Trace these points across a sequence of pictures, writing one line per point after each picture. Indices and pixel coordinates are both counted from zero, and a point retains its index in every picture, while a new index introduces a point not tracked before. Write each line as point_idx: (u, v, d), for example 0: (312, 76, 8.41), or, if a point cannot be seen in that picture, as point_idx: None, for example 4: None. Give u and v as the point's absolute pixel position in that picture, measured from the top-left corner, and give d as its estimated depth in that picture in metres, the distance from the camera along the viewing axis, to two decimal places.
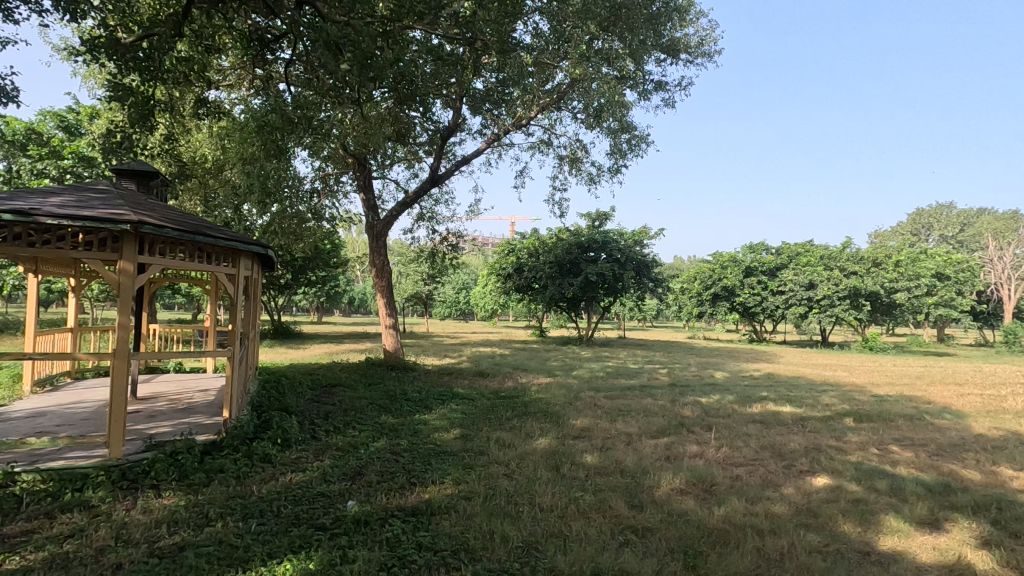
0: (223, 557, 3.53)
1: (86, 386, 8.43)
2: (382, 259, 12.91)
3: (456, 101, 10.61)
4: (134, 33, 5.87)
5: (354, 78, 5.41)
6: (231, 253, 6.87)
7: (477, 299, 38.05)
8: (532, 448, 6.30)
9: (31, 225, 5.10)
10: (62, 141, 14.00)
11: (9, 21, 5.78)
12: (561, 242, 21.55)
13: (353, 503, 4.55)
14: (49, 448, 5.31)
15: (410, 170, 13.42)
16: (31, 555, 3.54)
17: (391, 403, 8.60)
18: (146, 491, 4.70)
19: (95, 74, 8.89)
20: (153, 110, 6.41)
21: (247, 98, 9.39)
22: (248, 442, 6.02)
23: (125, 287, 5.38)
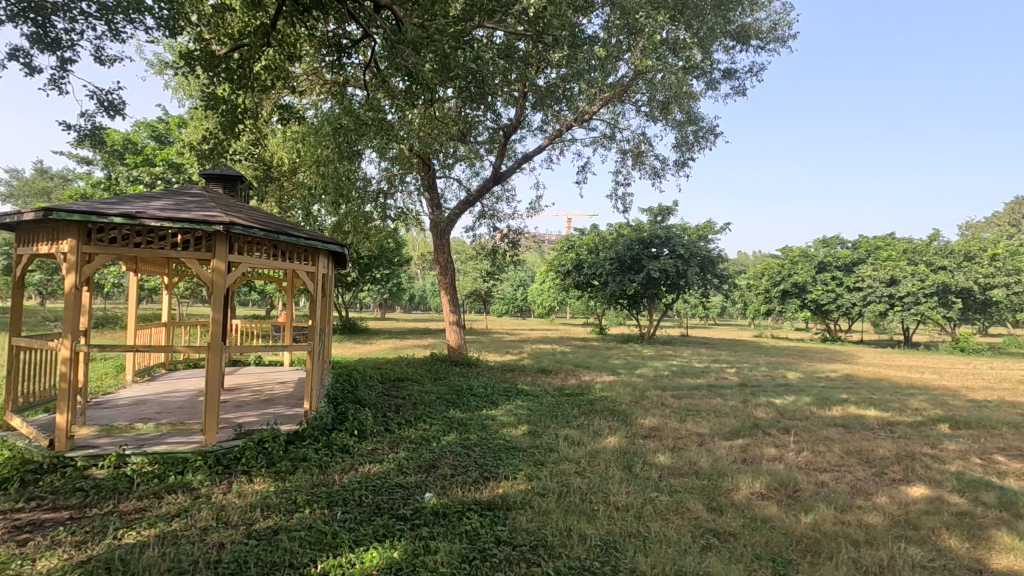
0: (314, 542, 3.70)
1: (179, 377, 9.09)
2: (446, 257, 13.17)
3: (519, 99, 10.66)
4: (226, 45, 6.22)
5: (433, 79, 5.45)
6: (309, 251, 7.20)
7: (535, 296, 38.07)
8: (602, 447, 6.23)
9: (136, 227, 5.52)
10: (154, 149, 15.16)
11: (117, 39, 6.28)
12: (621, 238, 21.20)
13: (431, 495, 4.66)
14: (152, 433, 5.76)
15: (472, 169, 13.58)
16: (145, 531, 3.84)
17: (458, 398, 8.74)
18: (239, 476, 4.99)
19: (186, 86, 9.57)
20: (240, 118, 6.79)
21: (321, 103, 9.79)
22: (327, 432, 6.31)
23: (217, 285, 5.74)
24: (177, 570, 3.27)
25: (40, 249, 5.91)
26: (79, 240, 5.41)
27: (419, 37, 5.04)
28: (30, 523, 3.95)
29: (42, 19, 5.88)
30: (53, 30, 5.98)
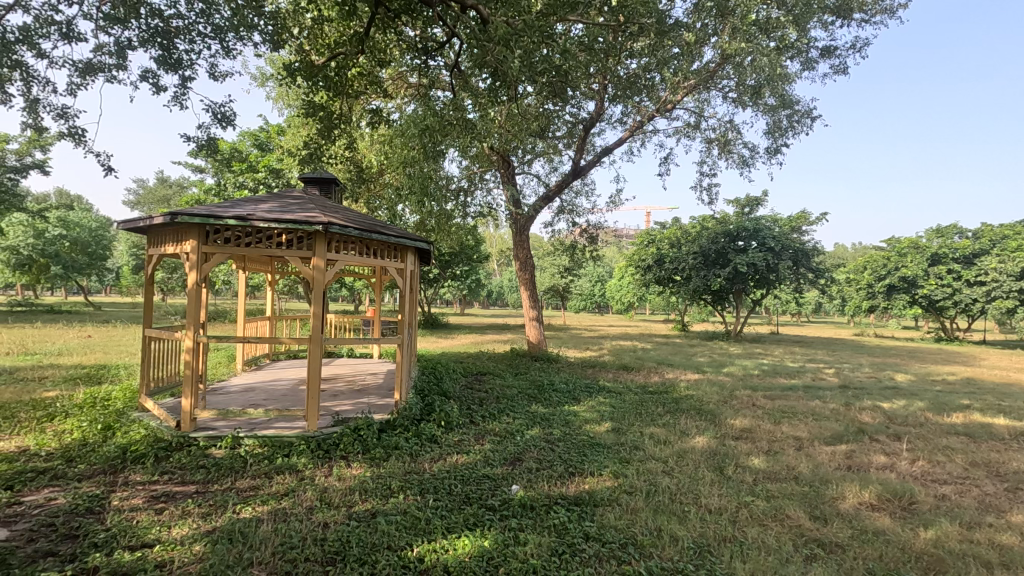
0: (410, 526, 3.86)
1: (282, 366, 9.82)
2: (525, 252, 13.27)
3: (599, 91, 10.50)
4: (323, 54, 6.58)
5: (523, 75, 5.41)
6: (398, 249, 7.50)
7: (613, 292, 37.44)
8: (690, 447, 6.03)
9: (245, 228, 5.99)
10: (257, 156, 16.40)
11: (229, 56, 6.84)
12: (705, 231, 20.34)
13: (517, 487, 4.71)
14: (261, 418, 6.26)
15: (550, 164, 13.54)
16: (259, 507, 4.18)
17: (539, 394, 8.78)
18: (338, 461, 5.31)
19: (285, 96, 10.28)
20: (335, 123, 7.19)
21: (406, 105, 10.14)
22: (416, 423, 6.57)
23: (318, 281, 6.13)
24: (288, 545, 3.53)
25: (167, 250, 6.58)
26: (199, 241, 5.96)
27: (507, 33, 5.02)
28: (164, 494, 4.42)
29: (168, 43, 6.52)
30: (176, 52, 6.61)
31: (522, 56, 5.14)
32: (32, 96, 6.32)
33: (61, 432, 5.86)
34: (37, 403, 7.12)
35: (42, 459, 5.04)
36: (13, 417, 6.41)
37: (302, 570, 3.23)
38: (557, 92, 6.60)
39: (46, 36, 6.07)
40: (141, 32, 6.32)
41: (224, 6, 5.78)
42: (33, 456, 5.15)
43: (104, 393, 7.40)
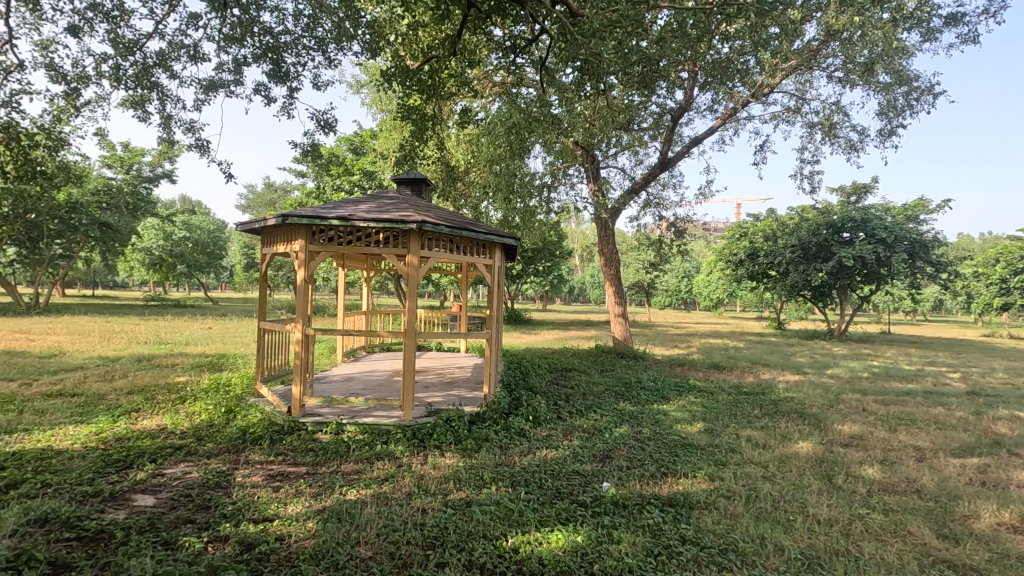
0: (503, 517, 3.94)
1: (378, 358, 10.35)
2: (610, 247, 13.07)
3: (689, 79, 10.10)
4: (416, 58, 6.82)
5: (618, 68, 5.26)
6: (486, 246, 7.65)
7: (701, 288, 36.01)
8: (793, 452, 5.66)
9: (346, 227, 6.36)
10: (352, 160, 17.38)
11: (331, 66, 7.27)
12: (805, 223, 19.01)
13: (609, 485, 4.66)
14: (361, 406, 6.65)
15: (636, 157, 13.22)
16: (362, 490, 4.44)
17: (627, 391, 8.63)
18: (432, 450, 5.52)
19: (380, 101, 10.82)
20: (427, 125, 7.42)
21: (492, 104, 10.31)
22: (505, 416, 6.69)
23: (412, 277, 6.38)
24: (391, 527, 3.72)
25: (278, 249, 7.12)
26: (307, 240, 6.41)
27: (600, 25, 4.91)
28: (279, 474, 4.81)
29: (278, 57, 7.04)
30: (285, 65, 7.13)
31: (615, 48, 5.00)
32: (166, 113, 7.07)
33: (192, 413, 6.56)
34: (172, 386, 8.01)
35: (178, 437, 5.67)
36: (152, 398, 7.26)
37: (405, 553, 3.39)
38: (649, 84, 6.43)
39: (177, 59, 6.77)
40: (255, 48, 6.87)
41: (327, 18, 6.15)
42: (170, 434, 5.80)
43: (225, 380, 8.18)
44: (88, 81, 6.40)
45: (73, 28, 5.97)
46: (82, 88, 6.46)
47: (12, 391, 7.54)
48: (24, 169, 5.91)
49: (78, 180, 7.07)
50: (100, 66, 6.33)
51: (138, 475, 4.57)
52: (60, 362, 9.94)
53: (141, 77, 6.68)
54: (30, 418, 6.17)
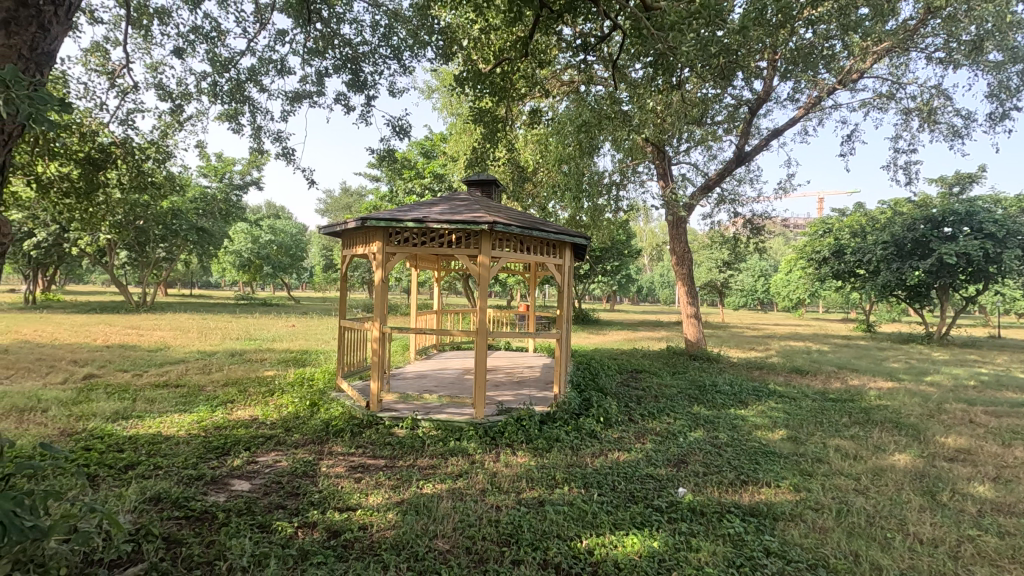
0: (577, 518, 3.92)
1: (448, 357, 10.61)
2: (683, 246, 12.67)
3: (768, 69, 9.61)
4: (488, 61, 6.91)
5: (697, 61, 5.07)
6: (555, 246, 7.64)
7: (780, 288, 34.19)
8: (889, 465, 5.26)
9: (421, 229, 6.55)
10: (423, 163, 17.88)
11: (405, 73, 7.51)
12: (899, 217, 17.59)
13: (685, 490, 4.53)
14: (434, 402, 6.84)
15: (709, 152, 12.76)
16: (438, 485, 4.55)
17: (701, 394, 8.35)
18: (504, 448, 5.58)
19: (451, 105, 11.09)
20: (497, 127, 7.50)
21: (560, 103, 10.28)
22: (575, 417, 6.67)
23: (484, 277, 6.48)
24: (467, 522, 3.80)
25: (357, 251, 7.44)
26: (384, 242, 6.68)
27: (679, 18, 4.75)
28: (360, 465, 5.03)
29: (357, 67, 7.36)
30: (363, 74, 7.44)
31: (694, 41, 4.83)
32: (256, 124, 7.57)
33: (280, 405, 7.00)
34: (261, 380, 8.58)
35: (268, 427, 6.07)
36: (245, 390, 7.82)
37: (481, 548, 3.45)
38: (728, 76, 6.18)
39: (266, 73, 7.24)
40: (336, 60, 7.23)
41: (402, 28, 6.37)
42: (262, 424, 6.23)
43: (309, 375, 8.67)
44: (190, 98, 6.97)
45: (178, 50, 6.53)
46: (185, 105, 7.05)
47: (126, 381, 8.35)
48: (138, 180, 6.53)
49: (182, 189, 7.71)
50: (200, 84, 6.87)
51: (235, 462, 4.93)
52: (166, 356, 10.90)
53: (235, 92, 7.19)
54: (142, 406, 6.81)
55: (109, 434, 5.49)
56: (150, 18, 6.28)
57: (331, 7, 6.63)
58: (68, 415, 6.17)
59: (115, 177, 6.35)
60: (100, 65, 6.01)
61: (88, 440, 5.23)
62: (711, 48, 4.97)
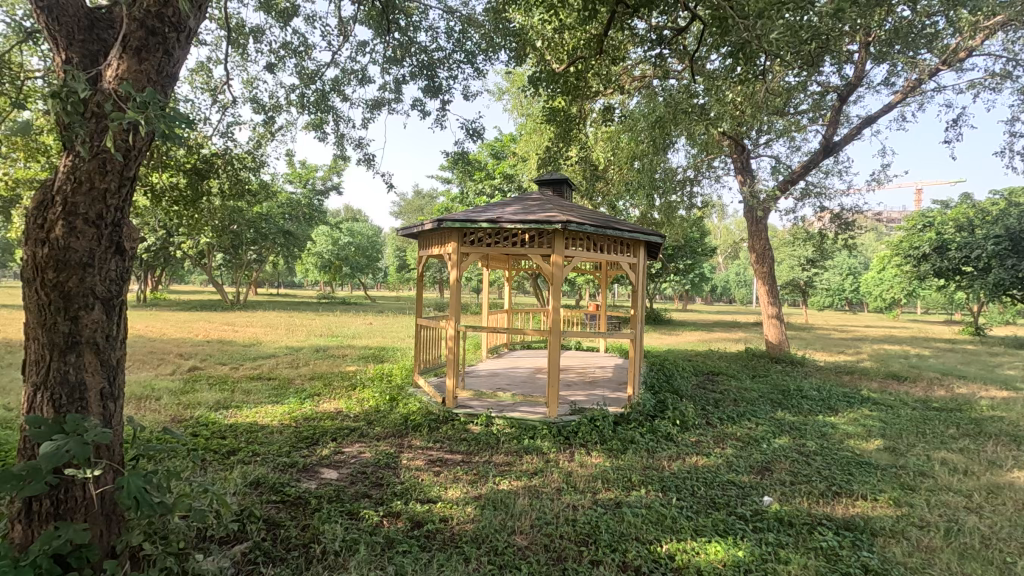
0: (656, 521, 3.85)
1: (519, 355, 10.72)
2: (763, 243, 12.06)
3: (860, 53, 8.96)
4: (562, 61, 6.89)
5: (787, 48, 4.79)
6: (629, 244, 7.52)
7: (872, 287, 31.78)
8: (1007, 483, 4.76)
9: (495, 229, 6.66)
10: (494, 164, 18.11)
11: (478, 76, 7.64)
12: (1015, 209, 15.85)
13: (770, 499, 4.32)
14: (508, 400, 6.93)
15: (793, 143, 12.08)
16: (513, 482, 4.61)
17: (785, 399, 7.93)
18: (579, 448, 5.57)
19: (523, 106, 11.17)
20: (569, 125, 7.46)
21: (632, 99, 10.10)
22: (650, 419, 6.53)
23: (557, 276, 6.49)
24: (544, 520, 3.82)
25: (433, 251, 7.66)
26: (459, 243, 6.84)
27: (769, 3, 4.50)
28: (438, 459, 5.18)
29: (432, 73, 7.57)
30: (438, 79, 7.64)
31: (784, 27, 4.57)
32: (339, 132, 7.95)
33: (361, 399, 7.35)
34: (344, 374, 9.05)
35: (351, 420, 6.39)
36: (330, 384, 8.28)
37: (559, 546, 3.47)
38: (817, 62, 5.82)
39: (348, 83, 7.61)
40: (413, 67, 7.48)
41: (477, 32, 6.48)
42: (346, 417, 6.57)
43: (387, 370, 9.04)
44: (281, 109, 7.44)
45: (270, 66, 6.99)
46: (276, 116, 7.53)
47: (226, 373, 9.07)
48: (236, 188, 7.04)
49: (274, 196, 8.25)
50: (290, 96, 7.32)
51: (324, 451, 5.23)
52: (258, 351, 11.73)
53: (320, 102, 7.60)
54: (239, 397, 7.37)
55: (213, 422, 5.99)
56: (246, 36, 6.77)
57: (409, 16, 6.86)
58: (177, 404, 6.79)
59: (217, 186, 6.88)
60: (204, 83, 6.54)
61: (195, 427, 5.73)
62: (801, 32, 4.69)
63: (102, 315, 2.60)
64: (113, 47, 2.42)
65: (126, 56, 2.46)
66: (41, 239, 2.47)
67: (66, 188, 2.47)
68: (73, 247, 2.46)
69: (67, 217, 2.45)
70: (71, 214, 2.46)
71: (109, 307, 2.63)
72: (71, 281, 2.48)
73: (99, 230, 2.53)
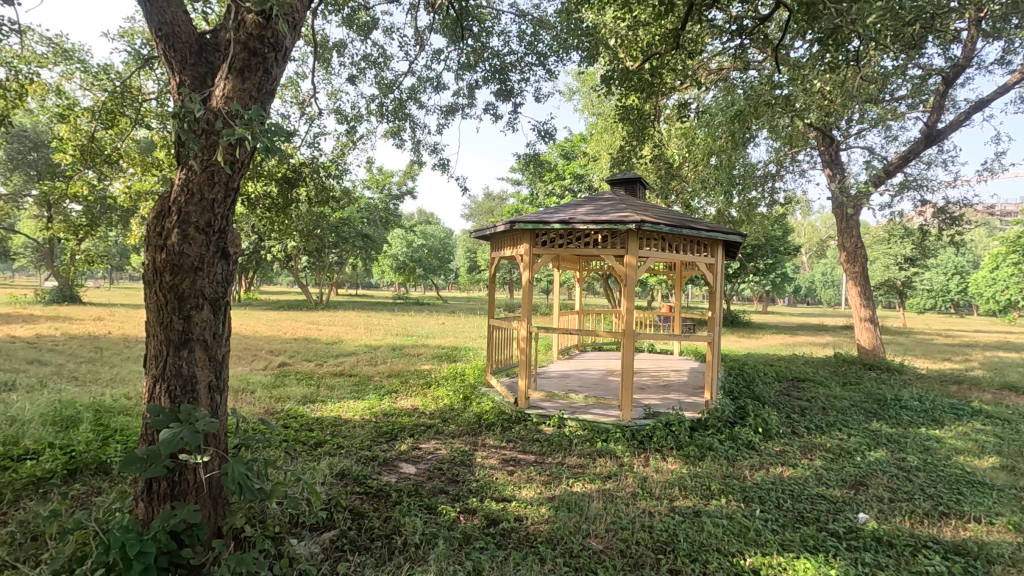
0: (738, 533, 3.69)
1: (591, 356, 10.75)
2: (854, 241, 11.22)
3: (970, 30, 8.14)
4: (636, 59, 6.77)
5: (888, 30, 4.42)
6: (706, 244, 7.25)
7: (982, 288, 28.79)
8: None
9: (567, 230, 6.64)
10: (564, 164, 18.05)
11: (550, 77, 7.65)
12: None
13: (866, 516, 4.01)
14: (580, 402, 6.90)
15: (889, 133, 11.19)
16: (588, 484, 4.58)
17: (881, 409, 7.35)
18: (653, 453, 5.45)
19: (594, 105, 11.07)
20: (643, 123, 7.29)
21: (708, 94, 9.76)
22: (730, 425, 6.28)
23: (630, 277, 6.37)
24: (619, 525, 3.77)
25: (505, 253, 7.75)
26: (531, 244, 6.88)
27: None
28: (511, 459, 5.24)
29: (505, 77, 7.67)
30: (510, 83, 7.73)
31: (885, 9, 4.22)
32: (416, 138, 8.23)
33: (437, 397, 7.57)
34: (420, 373, 9.36)
35: (427, 417, 6.59)
36: (407, 382, 8.59)
37: (636, 552, 3.41)
38: (919, 44, 5.36)
39: (424, 91, 7.86)
40: (486, 72, 7.61)
41: (548, 33, 6.49)
42: (422, 413, 6.79)
43: (461, 370, 9.25)
44: (362, 119, 7.80)
45: (352, 78, 7.34)
46: (358, 125, 7.90)
47: (312, 370, 9.63)
48: (321, 195, 7.46)
49: (355, 201, 8.68)
50: (370, 106, 7.67)
51: (402, 446, 5.44)
52: (340, 349, 12.36)
53: (398, 110, 7.92)
54: (324, 392, 7.80)
55: (301, 415, 6.38)
56: (331, 51, 7.16)
57: (481, 21, 6.98)
58: (269, 397, 7.30)
59: (305, 193, 7.31)
60: (293, 97, 6.97)
61: (286, 419, 6.13)
62: (903, 13, 4.33)
63: (210, 315, 2.84)
64: (220, 68, 2.63)
65: (231, 76, 2.67)
66: (160, 245, 2.72)
67: (180, 199, 2.72)
68: (187, 253, 2.70)
69: (181, 225, 2.69)
70: (185, 222, 2.70)
71: (216, 307, 2.87)
72: (185, 283, 2.73)
73: (208, 237, 2.76)
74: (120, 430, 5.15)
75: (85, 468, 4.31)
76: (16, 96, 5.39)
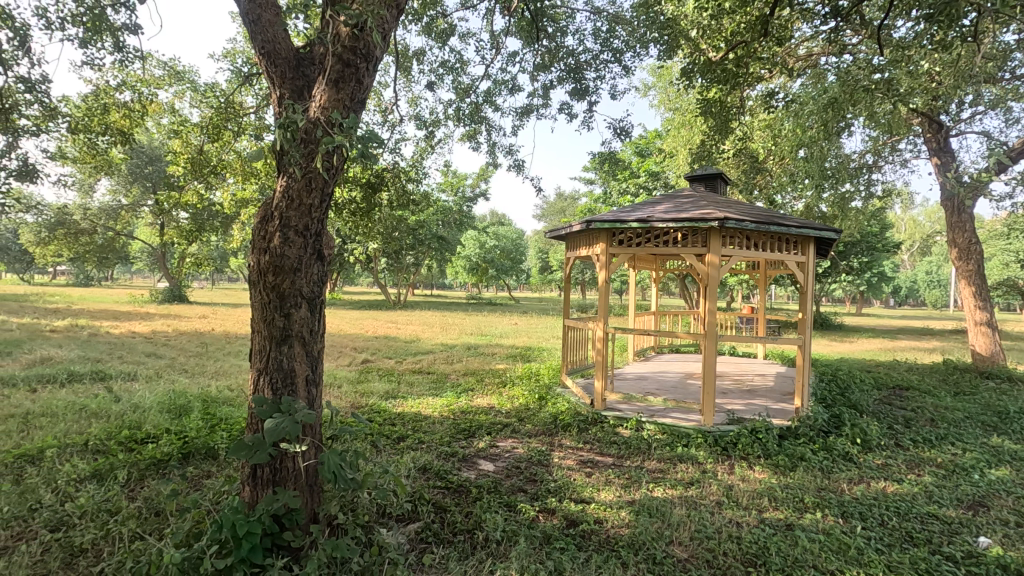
0: (837, 550, 3.45)
1: (668, 355, 10.74)
2: (965, 236, 10.15)
3: None
4: (719, 49, 6.50)
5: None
6: (795, 241, 6.84)
7: None
8: None
9: (645, 228, 6.49)
10: (639, 162, 17.64)
11: (626, 74, 7.52)
12: None
13: (988, 540, 3.62)
14: (659, 405, 6.72)
15: (1010, 115, 10.02)
16: (669, 490, 4.44)
17: (1001, 422, 6.60)
18: (739, 461, 5.20)
19: (672, 100, 10.77)
20: (725, 116, 6.98)
21: (795, 83, 9.24)
22: (823, 435, 5.87)
23: (713, 276, 6.11)
24: (704, 534, 3.62)
25: (580, 253, 7.68)
26: (608, 243, 6.79)
27: None
28: (589, 460, 5.18)
29: (580, 75, 7.60)
30: (585, 81, 7.67)
31: None
32: (492, 140, 8.35)
33: (512, 396, 7.65)
34: (495, 372, 9.50)
35: (504, 415, 6.67)
36: (482, 381, 8.74)
37: (724, 563, 3.27)
38: None
39: (499, 93, 7.95)
40: (561, 72, 7.58)
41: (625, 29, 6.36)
42: (498, 412, 6.88)
43: (536, 369, 9.31)
44: (440, 123, 8.01)
45: (431, 84, 7.55)
46: (436, 130, 8.12)
47: (392, 367, 10.02)
48: (402, 199, 7.74)
49: (433, 204, 8.94)
50: (447, 110, 7.86)
51: (480, 444, 5.53)
52: (418, 347, 12.77)
53: (475, 114, 8.06)
54: (404, 388, 8.09)
55: (384, 410, 6.66)
56: (410, 59, 7.41)
57: (557, 21, 6.97)
58: (355, 392, 7.67)
59: (387, 197, 7.61)
60: (376, 105, 7.27)
61: (370, 413, 6.42)
62: None
63: (307, 313, 3.03)
64: (317, 81, 2.79)
65: (327, 87, 2.83)
66: (263, 248, 2.92)
67: (281, 205, 2.90)
68: (286, 254, 2.88)
69: (282, 229, 2.88)
70: (285, 226, 2.88)
71: (312, 306, 3.06)
72: (285, 283, 2.92)
73: (305, 240, 2.94)
74: (225, 419, 5.61)
75: (197, 452, 4.72)
76: (140, 116, 6.00)
